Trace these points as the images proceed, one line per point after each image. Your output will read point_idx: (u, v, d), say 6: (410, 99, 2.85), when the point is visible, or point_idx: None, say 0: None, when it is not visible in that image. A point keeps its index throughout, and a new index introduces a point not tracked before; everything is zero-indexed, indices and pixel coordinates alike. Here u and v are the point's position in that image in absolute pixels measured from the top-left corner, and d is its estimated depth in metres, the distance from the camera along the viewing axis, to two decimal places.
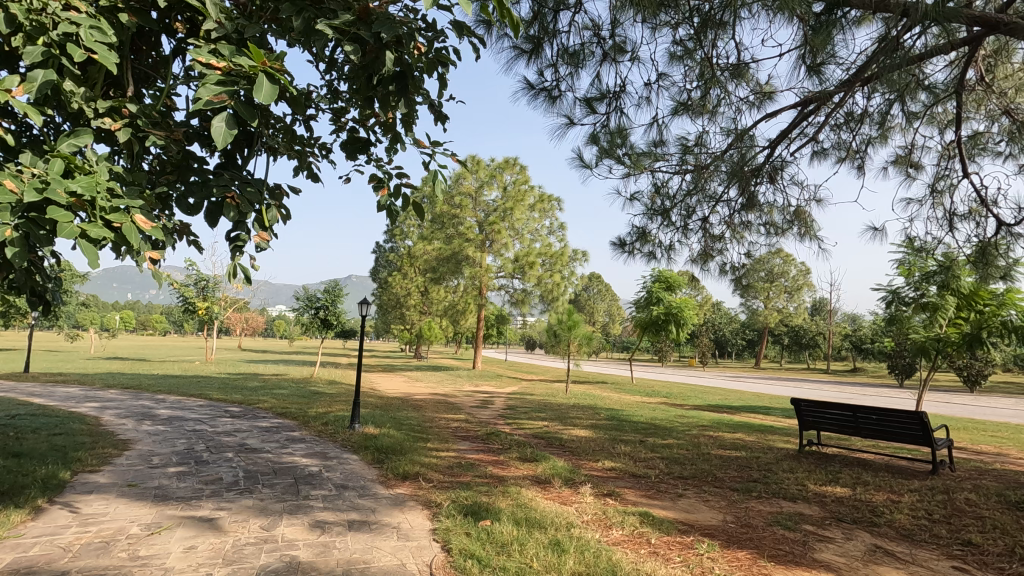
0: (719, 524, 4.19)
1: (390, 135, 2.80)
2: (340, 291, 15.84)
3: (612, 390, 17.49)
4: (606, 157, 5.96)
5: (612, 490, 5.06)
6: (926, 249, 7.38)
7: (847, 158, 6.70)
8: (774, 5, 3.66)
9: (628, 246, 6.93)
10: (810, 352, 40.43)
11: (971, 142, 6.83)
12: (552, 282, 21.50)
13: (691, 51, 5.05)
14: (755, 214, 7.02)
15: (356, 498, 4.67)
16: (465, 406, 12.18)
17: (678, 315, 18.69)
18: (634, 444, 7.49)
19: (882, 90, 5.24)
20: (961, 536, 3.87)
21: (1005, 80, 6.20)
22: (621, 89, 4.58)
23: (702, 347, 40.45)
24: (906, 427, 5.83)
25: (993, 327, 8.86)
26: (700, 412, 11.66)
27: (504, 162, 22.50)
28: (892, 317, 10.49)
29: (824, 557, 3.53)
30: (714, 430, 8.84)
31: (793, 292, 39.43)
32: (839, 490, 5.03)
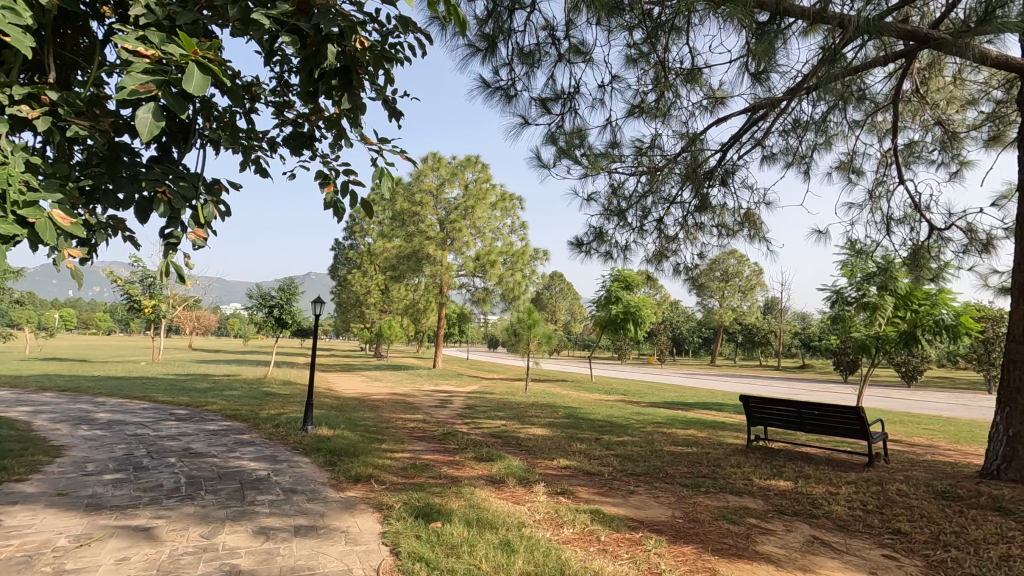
0: (668, 520, 4.28)
1: (335, 131, 2.71)
2: (295, 289, 15.42)
3: (571, 389, 17.65)
4: (564, 158, 5.99)
5: (565, 488, 5.10)
6: (867, 251, 7.73)
7: (795, 163, 6.95)
8: (721, 14, 3.77)
9: (585, 246, 6.99)
10: (762, 350, 41.87)
11: (907, 150, 7.20)
12: (514, 281, 21.54)
13: (645, 54, 5.13)
14: (708, 216, 7.19)
15: (305, 502, 4.55)
16: (423, 406, 12.06)
17: (636, 314, 19.06)
18: (590, 442, 7.58)
19: (825, 99, 5.46)
20: (892, 525, 4.07)
21: (938, 92, 6.57)
22: (575, 90, 4.60)
23: (660, 345, 41.30)
24: (844, 422, 6.10)
25: (927, 325, 9.57)
26: (655, 409, 11.91)
27: (466, 160, 22.38)
28: (836, 317, 10.97)
29: (765, 549, 3.65)
30: (668, 426, 9.04)
31: (747, 291, 40.75)
32: (782, 484, 5.21)
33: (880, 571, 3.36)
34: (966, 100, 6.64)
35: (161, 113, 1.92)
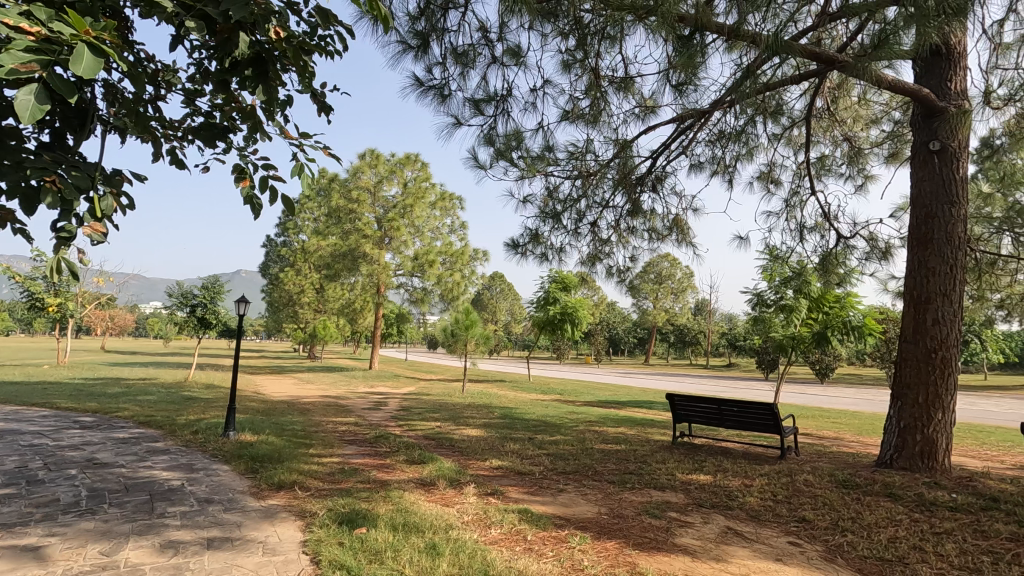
0: (594, 516, 4.38)
1: (250, 123, 2.59)
2: (220, 288, 14.61)
3: (509, 388, 17.75)
4: (501, 159, 6.01)
5: (496, 489, 5.11)
6: (784, 257, 8.24)
7: (720, 172, 7.31)
8: (646, 25, 3.92)
9: (521, 247, 7.05)
10: (692, 349, 43.74)
11: (819, 163, 7.73)
12: (453, 281, 21.38)
13: (577, 61, 5.23)
14: (640, 220, 7.42)
15: (221, 513, 4.32)
16: (356, 409, 11.74)
17: (573, 315, 19.45)
18: (523, 442, 7.64)
19: (746, 111, 5.77)
20: (798, 513, 4.35)
21: (846, 110, 7.09)
22: (508, 92, 4.63)
23: (597, 345, 42.23)
24: (760, 418, 6.47)
25: (837, 326, 10.35)
26: (589, 409, 12.17)
27: (404, 157, 22.00)
28: (757, 318, 11.62)
29: (683, 542, 3.81)
30: (600, 425, 9.27)
31: (679, 293, 42.46)
32: (702, 478, 5.47)
33: (785, 557, 3.57)
34: (870, 119, 7.22)
35: (45, 95, 1.76)
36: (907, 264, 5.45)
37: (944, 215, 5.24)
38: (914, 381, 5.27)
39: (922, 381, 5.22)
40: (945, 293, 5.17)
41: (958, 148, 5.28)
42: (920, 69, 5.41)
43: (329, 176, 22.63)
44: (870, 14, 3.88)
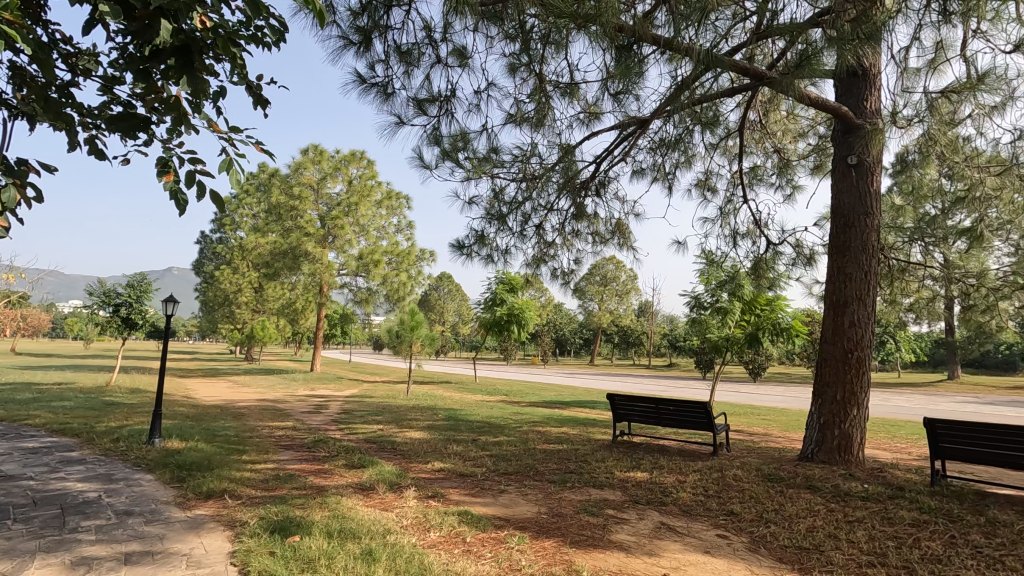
0: (533, 516, 4.43)
1: (174, 115, 2.46)
2: (148, 286, 13.77)
3: (454, 390, 17.66)
4: (447, 160, 5.98)
5: (437, 491, 5.08)
6: (720, 261, 8.61)
7: (660, 178, 7.56)
8: (587, 34, 4.01)
9: (467, 249, 7.04)
10: (635, 350, 44.91)
11: (752, 173, 8.12)
12: (399, 282, 21.03)
13: (522, 66, 5.28)
14: (584, 224, 7.57)
15: (142, 525, 4.08)
16: (295, 412, 11.36)
17: (519, 316, 19.57)
18: (466, 443, 7.62)
19: (684, 120, 6.00)
20: (726, 507, 4.56)
21: (775, 123, 7.50)
22: (452, 93, 4.61)
23: (544, 346, 42.63)
24: (694, 416, 6.74)
25: (769, 328, 10.83)
26: (534, 409, 12.27)
27: (350, 154, 21.47)
28: (695, 320, 12.07)
29: (619, 538, 3.91)
30: (543, 425, 9.39)
31: (623, 295, 43.64)
32: (639, 475, 5.64)
33: (713, 549, 3.73)
34: (798, 132, 7.66)
35: None
36: (827, 270, 5.81)
37: (859, 224, 5.64)
38: (833, 380, 5.63)
39: (840, 380, 5.58)
40: (860, 298, 5.55)
41: (872, 163, 5.70)
42: (840, 88, 5.80)
43: (268, 171, 21.78)
44: (794, 35, 4.13)
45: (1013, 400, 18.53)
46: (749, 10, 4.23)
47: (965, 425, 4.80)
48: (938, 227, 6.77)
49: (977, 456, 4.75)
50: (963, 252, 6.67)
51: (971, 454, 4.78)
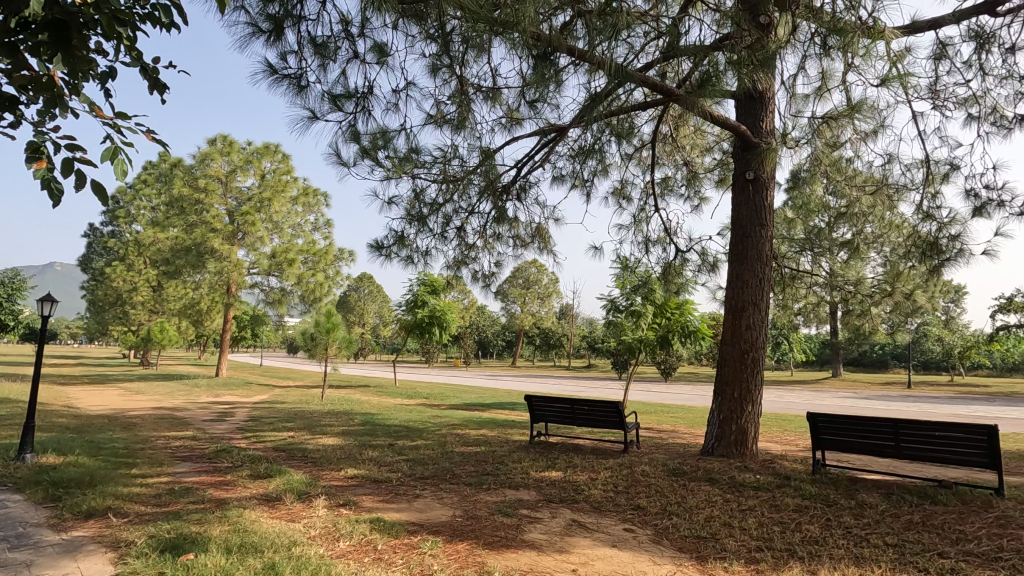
0: (448, 520, 4.41)
1: (47, 96, 2.22)
2: (22, 283, 12.37)
3: (373, 394, 17.21)
4: (366, 158, 5.82)
5: (349, 499, 4.94)
6: (634, 267, 9.00)
7: (579, 185, 7.79)
8: (506, 40, 4.08)
9: (386, 249, 6.89)
10: (556, 351, 45.96)
11: (664, 183, 8.57)
12: (315, 282, 20.15)
13: (444, 67, 5.24)
14: (505, 227, 7.64)
15: (5, 552, 3.63)
16: (196, 421, 10.59)
17: (441, 318, 19.38)
18: (382, 448, 7.45)
19: (602, 130, 6.22)
20: (634, 502, 4.77)
21: (685, 138, 7.96)
22: (369, 90, 4.51)
23: (466, 348, 42.54)
24: (607, 416, 7.00)
25: (679, 330, 11.54)
26: (454, 412, 12.21)
27: (263, 147, 20.32)
28: (611, 323, 12.52)
29: (531, 537, 3.98)
30: (462, 428, 9.38)
31: (545, 298, 44.56)
32: (553, 474, 5.77)
33: (620, 543, 3.89)
34: (704, 147, 8.18)
35: None
36: (728, 276, 6.25)
37: (755, 235, 6.11)
38: (732, 379, 6.05)
39: (738, 378, 6.01)
40: (755, 303, 6.01)
41: (766, 178, 6.18)
42: (741, 108, 6.25)
43: (170, 160, 20.20)
44: (699, 57, 4.41)
45: (884, 394, 20.77)
46: (658, 30, 4.48)
47: (842, 418, 5.32)
48: (825, 238, 7.46)
49: (851, 446, 5.29)
50: (844, 262, 7.41)
51: (846, 444, 5.32)
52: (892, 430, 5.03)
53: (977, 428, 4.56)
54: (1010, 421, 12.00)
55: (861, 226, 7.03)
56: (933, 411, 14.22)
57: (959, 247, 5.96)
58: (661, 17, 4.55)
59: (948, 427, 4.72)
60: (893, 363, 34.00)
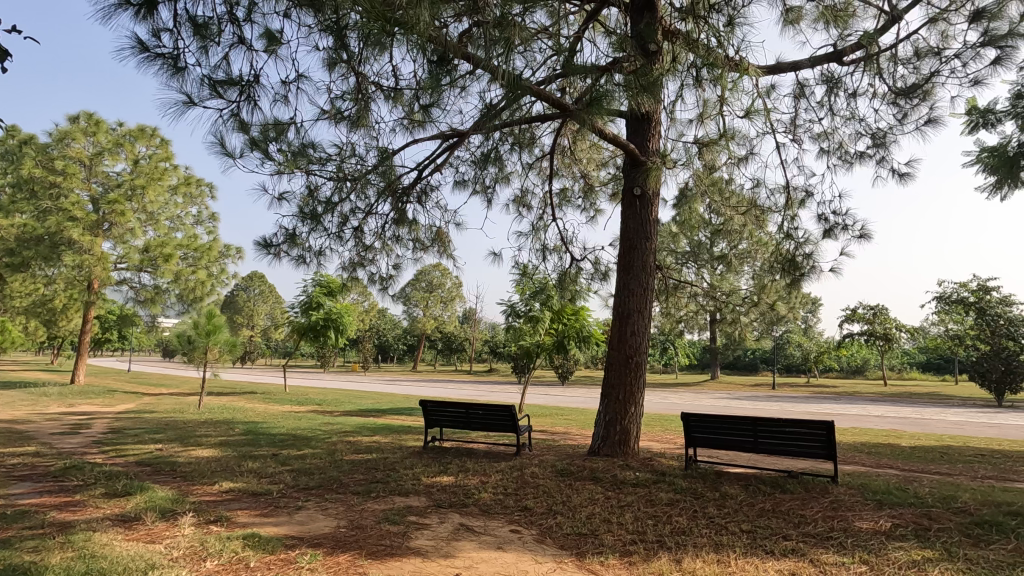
0: (330, 532, 4.24)
1: None
2: None
3: (259, 401, 16.10)
4: (254, 150, 5.47)
5: (221, 515, 4.58)
6: (532, 274, 9.23)
7: (481, 191, 7.86)
8: (403, 39, 4.05)
9: (275, 248, 6.51)
10: (458, 356, 45.83)
11: (562, 195, 8.89)
12: (195, 280, 18.48)
13: (340, 63, 5.05)
14: (405, 230, 7.51)
15: None
16: (41, 435, 9.28)
17: (337, 322, 18.59)
18: (264, 459, 7.00)
19: (504, 138, 6.33)
20: (522, 503, 4.88)
21: (582, 152, 8.32)
22: (255, 78, 4.25)
23: (365, 352, 41.19)
24: (500, 419, 7.10)
25: (574, 336, 11.99)
26: (347, 418, 11.76)
27: (137, 130, 18.37)
28: (510, 328, 12.71)
29: (417, 544, 3.93)
30: (354, 434, 9.07)
31: (447, 302, 44.53)
32: (444, 479, 5.75)
33: (505, 545, 3.96)
34: (600, 162, 8.60)
35: None
36: (615, 285, 6.62)
37: (641, 247, 6.51)
38: (617, 382, 6.39)
39: (622, 381, 6.36)
40: (640, 310, 6.40)
41: (652, 195, 6.61)
42: (630, 128, 6.66)
43: (19, 136, 17.61)
44: (592, 77, 4.63)
45: (753, 395, 22.98)
46: (554, 48, 4.64)
47: (710, 417, 5.82)
48: (707, 252, 8.10)
49: (719, 442, 5.80)
50: (720, 274, 8.09)
51: (714, 441, 5.82)
52: (751, 427, 5.57)
53: (818, 424, 5.18)
54: (851, 417, 13.76)
55: (735, 242, 7.75)
56: (791, 410, 15.95)
57: (812, 264, 6.77)
58: (557, 34, 4.73)
59: (796, 423, 5.32)
60: (761, 366, 37.75)
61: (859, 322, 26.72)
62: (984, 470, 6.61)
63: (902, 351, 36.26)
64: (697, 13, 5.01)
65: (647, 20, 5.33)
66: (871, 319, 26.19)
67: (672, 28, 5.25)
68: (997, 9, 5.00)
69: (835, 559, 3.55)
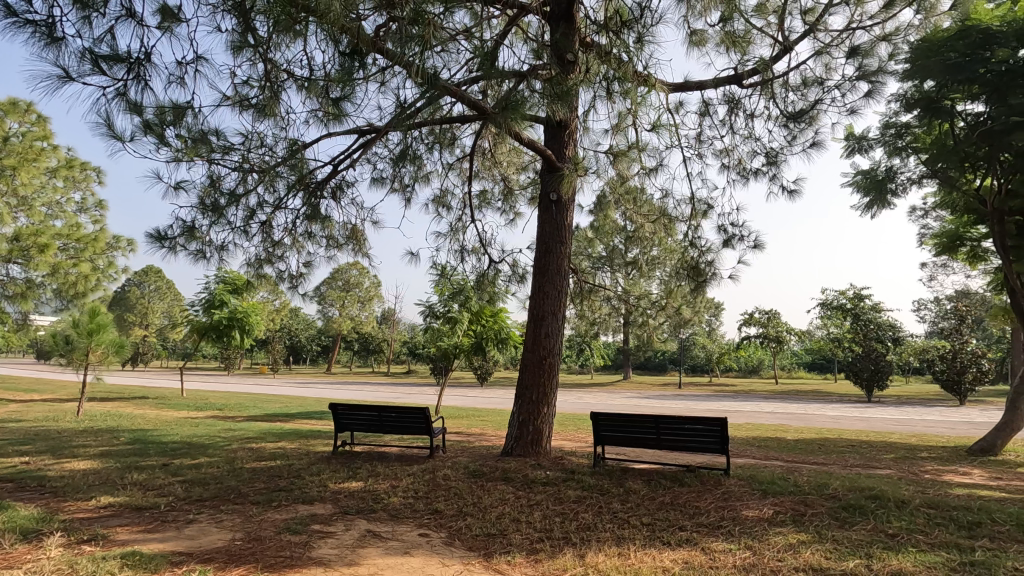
0: (224, 545, 3.97)
1: None
2: None
3: (150, 408, 14.78)
4: (148, 134, 5.03)
5: (97, 533, 4.16)
6: (452, 275, 9.17)
7: (400, 189, 7.70)
8: (315, 27, 3.89)
9: (170, 241, 6.02)
10: (375, 357, 44.61)
11: (482, 197, 8.92)
12: (77, 274, 16.63)
13: (247, 48, 4.75)
14: (317, 227, 7.20)
15: None
16: None
17: (243, 321, 17.46)
18: (152, 470, 6.45)
19: (423, 137, 6.25)
20: (432, 506, 4.83)
21: (503, 155, 8.39)
22: (145, 55, 3.90)
23: (275, 353, 39.04)
24: (413, 421, 6.99)
25: (492, 337, 12.05)
26: (250, 424, 11.10)
27: (8, 104, 16.29)
28: (428, 329, 12.54)
29: (319, 553, 3.78)
30: (258, 441, 8.59)
31: (365, 301, 43.24)
32: (352, 485, 5.57)
33: (413, 549, 3.90)
34: (520, 165, 8.72)
35: None
36: (532, 288, 6.72)
37: (556, 251, 6.66)
38: (531, 382, 6.50)
39: (536, 382, 6.48)
40: (553, 313, 6.55)
41: (567, 200, 6.77)
42: (548, 135, 6.81)
43: None
44: (509, 81, 4.68)
45: (661, 394, 24.20)
46: (474, 49, 4.63)
47: (617, 416, 6.05)
48: (621, 258, 8.44)
49: (626, 440, 6.06)
50: (632, 279, 8.45)
51: (621, 439, 6.08)
52: (654, 425, 5.85)
53: (714, 421, 5.54)
54: (745, 413, 14.86)
55: (647, 248, 8.14)
56: (694, 408, 16.96)
57: (713, 271, 7.26)
58: (477, 36, 4.74)
59: (694, 421, 5.66)
60: (669, 366, 39.87)
61: (755, 325, 28.91)
62: (853, 460, 7.38)
63: (792, 352, 39.61)
64: (611, 27, 5.21)
65: (566, 30, 5.47)
66: (766, 322, 28.44)
67: (590, 40, 5.40)
68: (869, 47, 5.62)
69: (723, 546, 3.81)
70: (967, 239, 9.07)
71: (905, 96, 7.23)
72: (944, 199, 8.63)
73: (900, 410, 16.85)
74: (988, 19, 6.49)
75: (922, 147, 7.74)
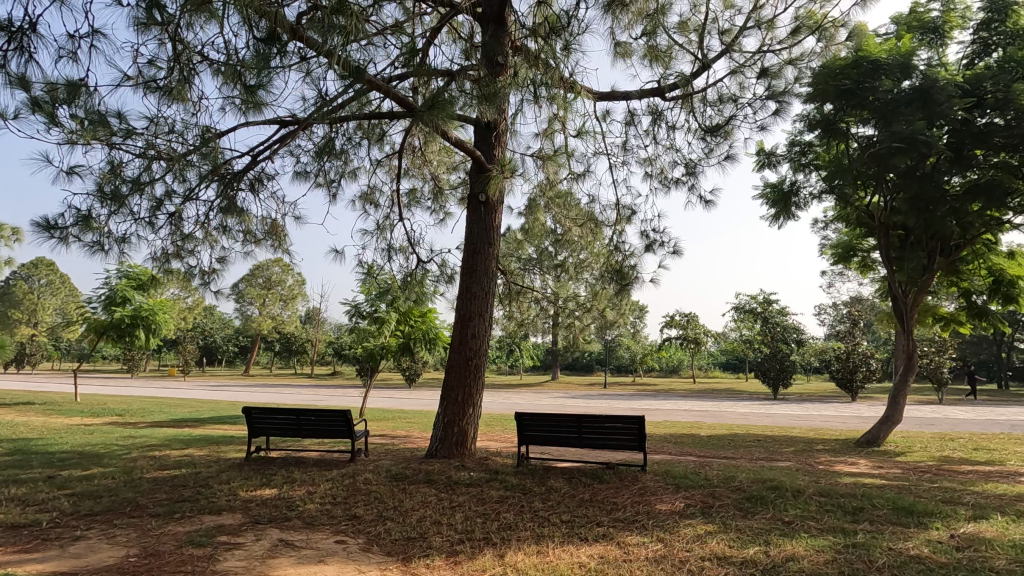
0: (115, 563, 3.65)
1: None
2: None
3: (36, 414, 13.37)
4: (36, 112, 4.55)
5: None
6: (378, 274, 8.95)
7: (324, 184, 7.42)
8: (229, 8, 3.67)
9: (61, 230, 5.47)
10: (297, 358, 42.74)
11: (411, 195, 8.77)
12: None
13: (154, 27, 4.41)
14: (233, 220, 6.80)
15: None
16: None
17: (148, 320, 16.18)
18: (34, 483, 5.82)
19: (348, 132, 6.05)
20: (351, 512, 4.68)
21: (433, 153, 8.31)
22: (30, 24, 3.52)
23: (185, 354, 36.49)
24: (334, 424, 6.75)
25: (420, 338, 11.87)
26: (154, 431, 10.30)
27: None
28: (353, 328, 12.18)
29: (225, 566, 3.56)
30: (161, 448, 7.99)
31: (288, 300, 41.38)
32: (265, 492, 5.31)
33: (327, 557, 3.76)
34: (451, 165, 8.66)
35: None
36: (460, 289, 6.68)
37: (484, 252, 6.66)
38: (456, 383, 6.46)
39: (462, 383, 6.45)
40: (480, 313, 6.54)
41: (496, 202, 6.78)
42: (478, 136, 6.81)
43: None
44: (437, 79, 4.62)
45: (587, 394, 24.87)
46: (404, 45, 4.53)
47: (542, 416, 6.14)
48: (549, 260, 8.57)
49: (549, 439, 6.15)
50: (559, 282, 8.61)
51: (545, 438, 6.17)
52: (576, 424, 5.98)
53: (632, 419, 5.75)
54: (664, 412, 15.54)
55: (575, 251, 8.31)
56: (617, 407, 17.51)
57: (636, 275, 7.52)
58: (406, 32, 4.65)
59: (614, 419, 5.84)
60: (595, 366, 41.04)
61: (676, 327, 30.33)
62: (758, 453, 7.90)
63: (709, 353, 41.91)
64: (541, 32, 5.28)
65: (497, 32, 5.49)
66: (685, 324, 29.91)
67: (520, 44, 5.44)
68: (777, 69, 6.04)
69: (637, 540, 3.96)
70: (859, 250, 9.97)
71: (809, 116, 7.84)
72: (840, 213, 9.44)
73: (801, 406, 18.27)
74: (878, 52, 7.16)
75: (822, 164, 8.43)
